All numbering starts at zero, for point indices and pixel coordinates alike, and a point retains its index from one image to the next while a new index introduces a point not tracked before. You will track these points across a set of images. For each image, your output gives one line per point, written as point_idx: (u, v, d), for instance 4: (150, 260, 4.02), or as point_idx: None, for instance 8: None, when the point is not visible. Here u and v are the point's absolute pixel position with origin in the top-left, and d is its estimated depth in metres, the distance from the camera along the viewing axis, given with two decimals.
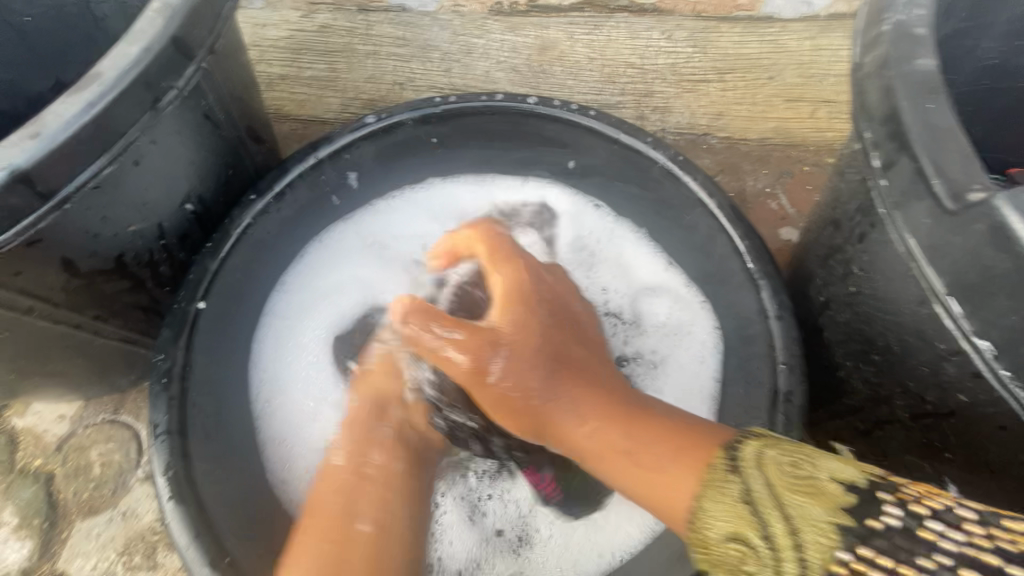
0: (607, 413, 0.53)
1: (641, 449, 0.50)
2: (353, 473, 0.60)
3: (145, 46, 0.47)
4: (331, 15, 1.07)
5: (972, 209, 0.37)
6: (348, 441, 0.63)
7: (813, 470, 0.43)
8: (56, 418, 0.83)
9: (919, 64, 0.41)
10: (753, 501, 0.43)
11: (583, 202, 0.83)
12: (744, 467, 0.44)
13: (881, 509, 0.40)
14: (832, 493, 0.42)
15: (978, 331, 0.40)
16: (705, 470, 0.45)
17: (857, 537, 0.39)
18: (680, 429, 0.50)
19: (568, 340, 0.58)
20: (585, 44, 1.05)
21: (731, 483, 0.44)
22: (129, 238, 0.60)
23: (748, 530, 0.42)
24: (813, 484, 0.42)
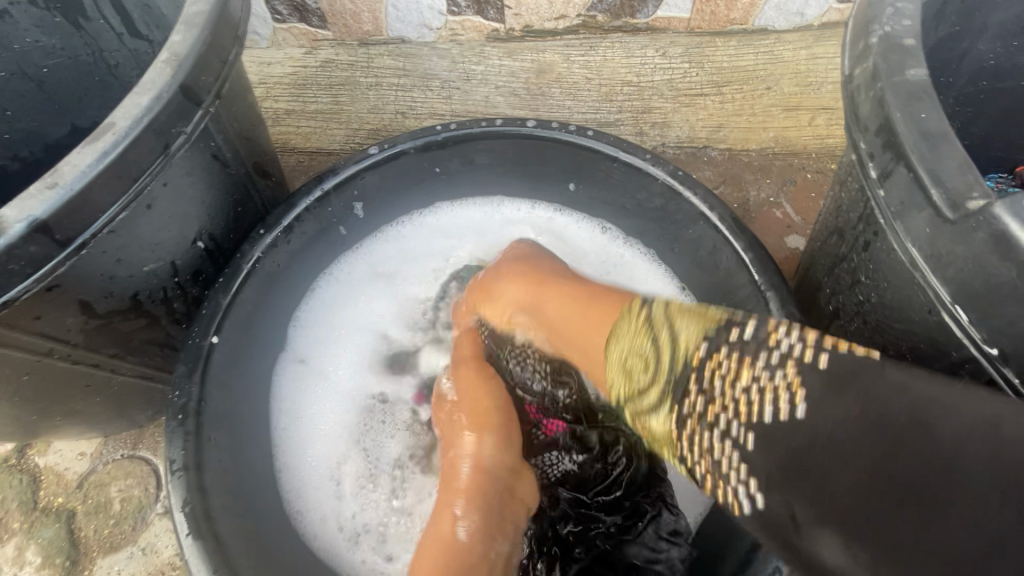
0: (571, 309, 0.58)
1: (587, 321, 0.56)
2: (478, 551, 0.61)
3: (155, 96, 0.49)
4: (333, 49, 1.08)
5: (973, 218, 0.37)
6: (467, 508, 0.62)
7: (684, 314, 0.48)
8: (77, 455, 0.85)
9: (910, 74, 0.42)
10: (653, 328, 0.49)
11: (591, 227, 0.85)
12: (653, 309, 0.50)
13: (735, 330, 0.44)
14: (711, 318, 0.46)
15: (987, 339, 0.38)
16: (622, 313, 0.53)
17: (730, 350, 0.44)
18: (626, 300, 0.55)
19: (562, 274, 0.64)
20: (581, 66, 1.06)
21: (641, 314, 0.51)
22: (143, 277, 0.61)
23: (645, 342, 0.49)
24: (690, 319, 0.47)
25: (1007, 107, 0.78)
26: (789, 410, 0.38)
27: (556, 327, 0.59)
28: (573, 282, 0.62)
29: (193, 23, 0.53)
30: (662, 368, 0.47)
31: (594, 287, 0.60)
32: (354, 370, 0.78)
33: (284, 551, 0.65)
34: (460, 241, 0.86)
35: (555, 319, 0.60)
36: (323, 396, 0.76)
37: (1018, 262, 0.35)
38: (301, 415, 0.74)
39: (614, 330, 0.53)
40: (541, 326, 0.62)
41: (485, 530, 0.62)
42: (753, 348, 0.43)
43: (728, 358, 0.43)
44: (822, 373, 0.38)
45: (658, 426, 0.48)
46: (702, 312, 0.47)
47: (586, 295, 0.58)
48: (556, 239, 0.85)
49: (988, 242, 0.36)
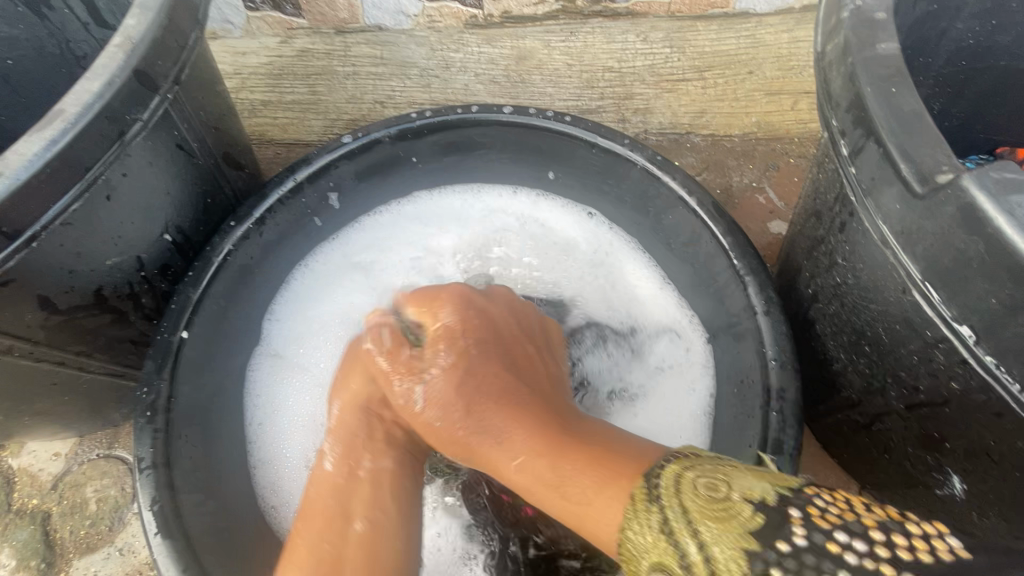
0: (535, 453, 0.53)
1: (551, 467, 0.52)
2: (342, 471, 0.60)
3: (107, 81, 0.48)
4: (309, 39, 1.05)
5: (943, 192, 0.36)
6: (333, 444, 0.61)
7: (728, 487, 0.44)
8: (51, 456, 0.83)
9: (881, 48, 0.41)
10: (672, 537, 0.43)
11: (577, 211, 0.83)
12: (660, 493, 0.45)
13: (785, 532, 0.41)
14: (745, 524, 0.42)
15: (958, 316, 0.38)
16: (626, 496, 0.47)
17: (778, 557, 0.40)
18: (597, 446, 0.52)
19: (516, 400, 0.59)
20: (562, 52, 1.04)
21: (672, 506, 0.44)
22: (106, 272, 0.59)
23: (663, 551, 0.44)
24: (725, 505, 0.43)
25: (986, 87, 0.78)
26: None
27: (503, 461, 0.55)
28: (520, 411, 0.57)
29: (147, 5, 0.51)
30: None
31: (531, 412, 0.57)
32: (330, 363, 0.76)
33: (257, 547, 0.65)
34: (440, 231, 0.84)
35: (494, 443, 0.56)
36: (299, 390, 0.74)
37: (988, 238, 0.34)
38: (276, 410, 0.73)
39: (629, 511, 0.46)
40: (461, 445, 0.59)
41: (353, 454, 0.61)
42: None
43: (785, 574, 0.39)
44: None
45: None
46: (730, 506, 0.43)
47: (538, 434, 0.55)
48: (541, 227, 0.84)
49: (956, 216, 0.35)
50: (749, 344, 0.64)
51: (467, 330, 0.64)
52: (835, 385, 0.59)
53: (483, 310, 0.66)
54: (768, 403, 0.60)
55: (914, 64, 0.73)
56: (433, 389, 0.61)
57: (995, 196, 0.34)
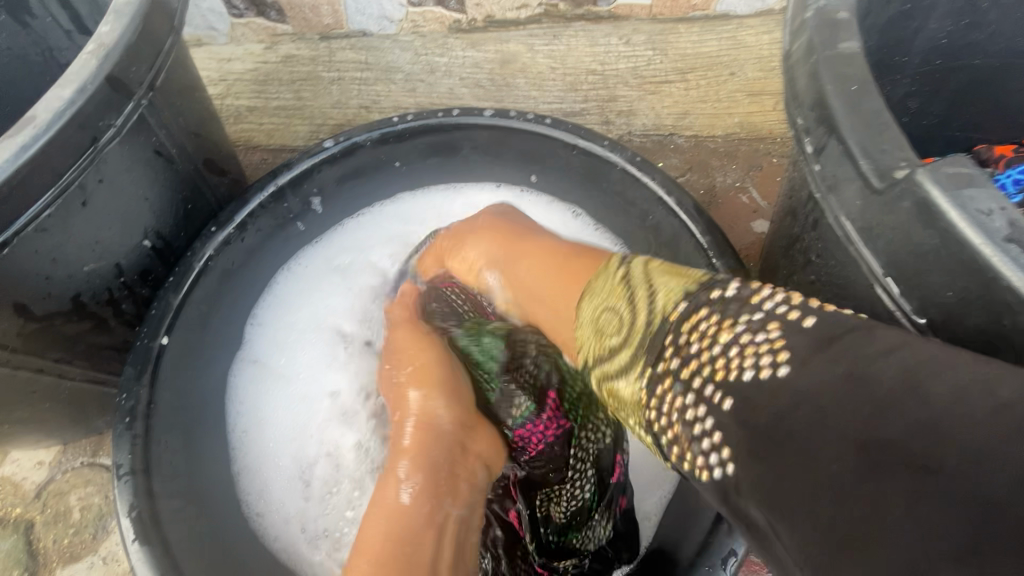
0: (545, 267, 0.60)
1: (553, 280, 0.58)
2: (422, 512, 0.58)
3: (79, 87, 0.48)
4: (294, 44, 1.07)
5: (897, 188, 0.36)
6: (410, 471, 0.60)
7: (678, 274, 0.46)
8: (34, 464, 0.82)
9: (843, 48, 0.41)
10: (626, 283, 0.48)
11: (563, 210, 0.82)
12: (630, 266, 0.50)
13: (717, 287, 0.42)
14: (692, 279, 0.44)
15: (917, 309, 0.38)
16: (599, 274, 0.52)
17: (707, 295, 0.42)
18: (582, 259, 0.57)
19: (553, 243, 0.63)
20: (546, 55, 1.05)
21: (618, 273, 0.50)
22: (84, 278, 0.59)
23: (619, 299, 0.48)
24: (675, 275, 0.46)
25: (962, 85, 0.79)
26: (771, 368, 0.35)
27: (523, 284, 0.62)
28: (539, 237, 0.65)
29: (121, 13, 0.51)
30: (634, 324, 0.45)
31: (568, 247, 0.61)
32: (314, 369, 0.76)
33: (241, 556, 0.64)
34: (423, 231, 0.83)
35: (524, 280, 0.62)
36: (283, 397, 0.74)
37: (941, 231, 0.35)
38: (259, 417, 0.72)
39: (587, 290, 0.53)
40: (505, 286, 0.65)
41: (433, 493, 0.59)
42: (724, 313, 0.40)
43: (678, 339, 0.42)
44: (812, 338, 0.34)
45: (627, 390, 0.45)
46: (684, 274, 0.46)
47: (539, 247, 0.62)
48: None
49: (912, 211, 0.36)
50: None
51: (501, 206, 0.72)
52: None
53: (501, 215, 0.70)
54: None
55: (889, 63, 0.74)
56: (487, 272, 0.67)
57: (947, 190, 0.34)
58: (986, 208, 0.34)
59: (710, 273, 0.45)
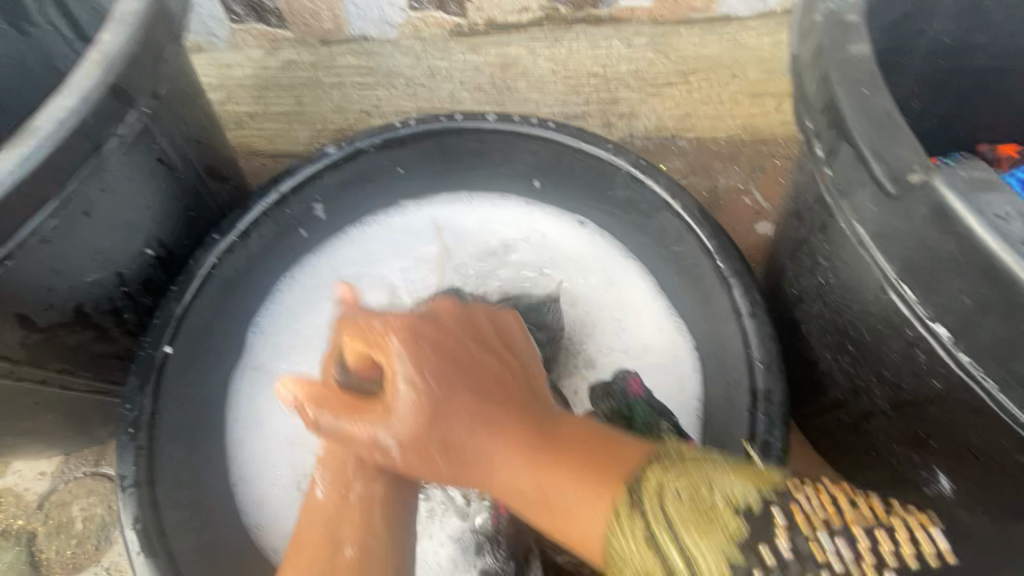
0: (512, 445, 0.50)
1: (531, 468, 0.49)
2: (332, 505, 0.57)
3: (81, 97, 0.47)
4: (294, 50, 1.05)
5: (914, 192, 0.36)
6: (325, 482, 0.59)
7: (708, 491, 0.43)
8: (36, 475, 0.82)
9: (852, 50, 0.41)
10: (655, 541, 0.42)
11: (570, 220, 0.83)
12: (643, 489, 0.44)
13: (773, 546, 0.40)
14: (729, 527, 0.41)
15: (933, 315, 0.38)
16: (613, 510, 0.44)
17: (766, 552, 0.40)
18: (570, 446, 0.49)
19: (487, 388, 0.54)
20: (547, 58, 1.04)
21: (637, 522, 0.43)
22: (87, 288, 0.59)
23: (649, 556, 0.42)
24: (707, 511, 0.42)
25: (965, 86, 0.78)
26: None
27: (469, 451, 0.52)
28: (467, 366, 0.55)
29: (125, 22, 0.51)
30: None
31: (510, 406, 0.53)
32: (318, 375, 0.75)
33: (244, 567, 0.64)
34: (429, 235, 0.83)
35: (482, 440, 0.51)
36: (285, 405, 0.73)
37: (958, 237, 0.34)
38: (261, 426, 0.72)
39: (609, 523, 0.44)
40: (449, 440, 0.53)
41: (343, 498, 0.58)
42: None
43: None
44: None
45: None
46: (711, 511, 0.42)
47: (507, 419, 0.52)
48: (537, 232, 0.83)
49: (928, 216, 0.36)
50: (735, 345, 0.64)
51: (455, 321, 0.59)
52: (821, 384, 0.59)
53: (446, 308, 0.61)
54: (754, 405, 0.60)
55: (892, 64, 0.73)
56: (404, 394, 0.54)
57: (962, 195, 0.34)
58: (1003, 213, 0.34)
59: (754, 506, 0.42)
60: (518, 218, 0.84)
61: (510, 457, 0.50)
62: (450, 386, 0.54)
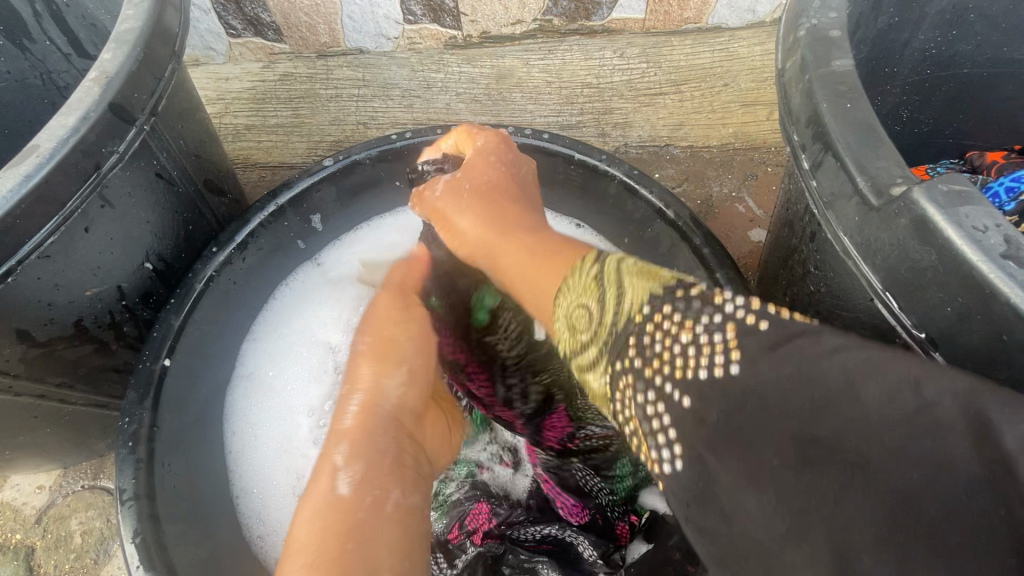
0: (524, 253, 0.52)
1: (540, 253, 0.50)
2: (361, 498, 0.46)
3: (82, 116, 0.48)
4: (292, 62, 1.08)
5: (894, 204, 0.37)
6: (350, 458, 0.50)
7: (612, 278, 0.39)
8: (35, 489, 0.82)
9: (836, 66, 0.42)
10: (568, 318, 0.43)
11: (567, 223, 0.83)
12: (604, 259, 0.41)
13: (666, 296, 0.36)
14: (647, 274, 0.37)
15: (916, 324, 0.39)
16: (575, 267, 0.44)
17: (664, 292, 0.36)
18: (561, 238, 0.52)
19: (517, 215, 0.58)
20: (541, 70, 1.06)
21: (592, 272, 0.41)
22: (86, 303, 0.59)
23: (564, 328, 0.44)
24: (614, 278, 0.39)
25: (951, 94, 0.80)
26: (722, 367, 0.32)
27: (503, 267, 0.54)
28: (495, 190, 0.61)
29: (122, 40, 0.52)
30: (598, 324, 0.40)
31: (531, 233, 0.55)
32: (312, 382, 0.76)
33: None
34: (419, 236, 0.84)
35: (498, 246, 0.55)
36: (279, 414, 0.74)
37: (939, 248, 0.35)
38: (256, 436, 0.72)
39: (565, 283, 0.44)
40: (480, 251, 0.58)
41: (377, 479, 0.48)
42: (649, 316, 0.36)
43: (660, 315, 0.35)
44: (760, 339, 0.31)
45: (596, 386, 0.42)
46: (632, 265, 0.39)
47: (520, 230, 0.56)
48: None
49: (909, 228, 0.36)
50: None
51: (502, 168, 0.64)
52: None
53: (472, 160, 0.65)
54: None
55: (879, 74, 0.75)
56: (461, 226, 0.60)
57: (943, 207, 0.35)
58: (981, 225, 0.34)
59: (645, 289, 0.37)
60: None
61: (518, 237, 0.55)
62: (482, 200, 0.61)
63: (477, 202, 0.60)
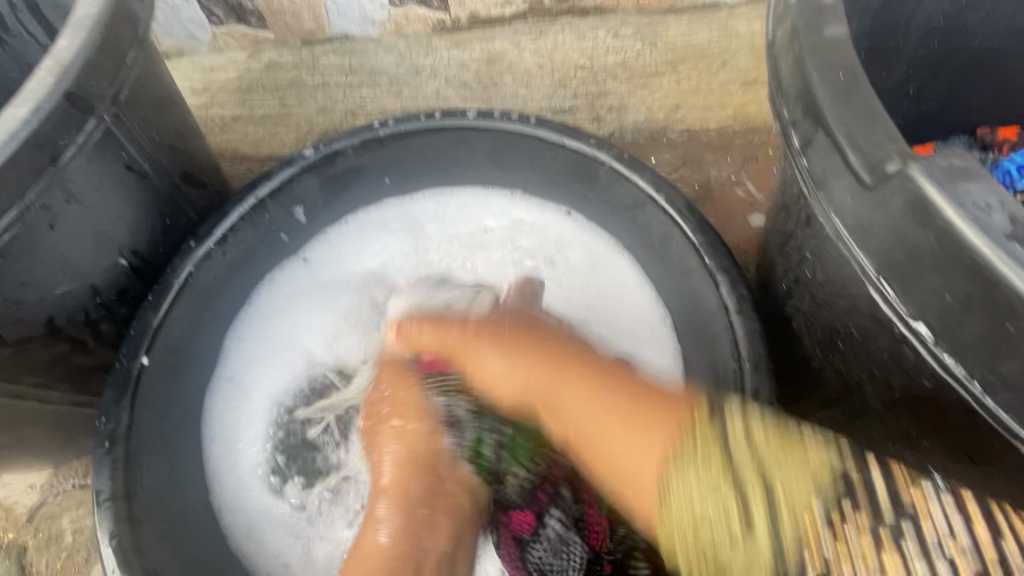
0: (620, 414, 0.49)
1: (614, 421, 0.49)
2: (401, 550, 0.55)
3: (34, 107, 0.46)
4: (277, 51, 1.04)
5: (891, 183, 0.35)
6: (388, 512, 0.56)
7: (798, 436, 0.43)
8: (25, 487, 0.81)
9: (829, 33, 0.39)
10: (756, 474, 0.41)
11: (557, 211, 0.80)
12: (724, 421, 0.44)
13: (868, 488, 0.39)
14: (827, 465, 0.41)
15: (915, 314, 0.37)
16: (682, 432, 0.45)
17: (834, 536, 0.38)
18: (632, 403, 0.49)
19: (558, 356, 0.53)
20: (532, 52, 1.03)
21: (711, 432, 0.44)
22: (57, 300, 0.58)
23: (721, 480, 0.42)
24: (792, 442, 0.42)
25: (961, 68, 0.76)
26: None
27: (564, 401, 0.52)
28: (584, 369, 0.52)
29: (79, 26, 0.49)
30: (755, 539, 0.40)
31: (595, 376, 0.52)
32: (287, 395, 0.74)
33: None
34: (402, 227, 0.81)
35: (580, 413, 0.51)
36: (256, 426, 0.72)
37: (936, 231, 0.33)
38: (235, 451, 0.70)
39: (672, 450, 0.45)
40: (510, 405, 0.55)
41: (409, 532, 0.55)
42: (873, 535, 0.38)
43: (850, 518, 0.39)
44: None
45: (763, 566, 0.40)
46: (801, 452, 0.42)
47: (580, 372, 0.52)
48: (519, 226, 0.81)
49: (905, 208, 0.34)
50: (723, 345, 0.62)
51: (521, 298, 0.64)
52: (813, 382, 0.57)
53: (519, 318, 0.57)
54: None
55: (884, 47, 0.71)
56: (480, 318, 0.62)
57: (943, 187, 0.33)
58: (984, 203, 0.33)
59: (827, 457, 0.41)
60: (505, 207, 0.81)
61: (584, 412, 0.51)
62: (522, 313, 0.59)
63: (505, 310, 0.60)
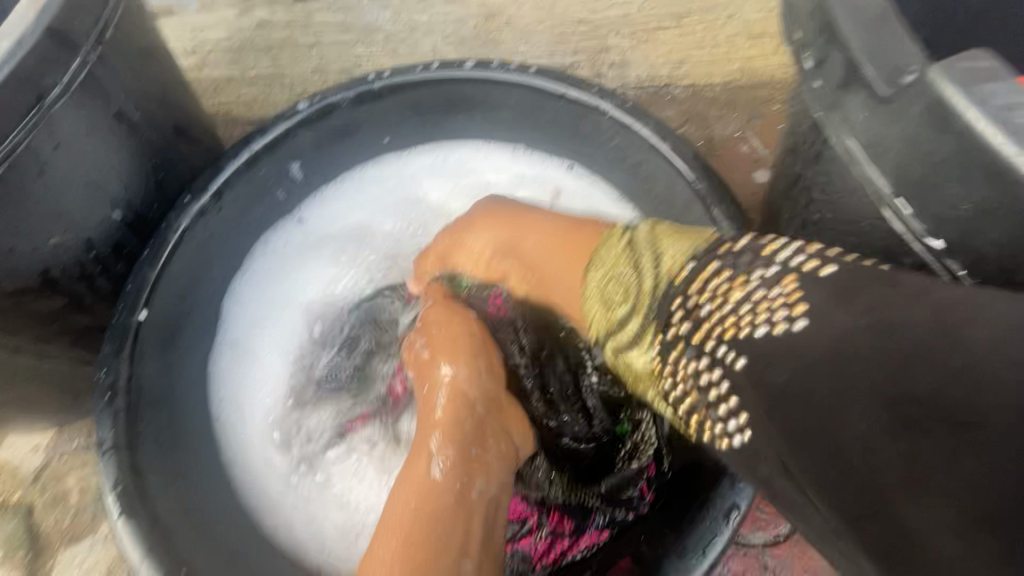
0: (553, 240, 0.57)
1: (566, 253, 0.55)
2: (452, 489, 0.53)
3: (16, 41, 0.46)
4: (268, 10, 1.00)
5: (909, 92, 0.36)
6: (443, 449, 0.55)
7: (652, 246, 0.46)
8: (30, 448, 0.81)
9: None
10: (609, 303, 0.48)
11: (556, 164, 0.78)
12: (603, 254, 0.51)
13: (689, 278, 0.41)
14: (652, 280, 0.44)
15: (931, 229, 0.39)
16: (592, 253, 0.52)
17: (673, 338, 0.41)
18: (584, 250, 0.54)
19: (539, 258, 0.58)
20: (532, 6, 0.99)
21: (593, 292, 0.50)
22: (52, 252, 0.57)
23: (600, 323, 0.49)
24: (633, 261, 0.47)
25: None
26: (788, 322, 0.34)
27: (528, 250, 0.59)
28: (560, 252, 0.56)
29: None
30: (626, 349, 0.46)
31: (560, 255, 0.56)
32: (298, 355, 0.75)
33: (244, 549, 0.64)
34: (393, 183, 0.80)
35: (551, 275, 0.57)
36: (266, 381, 0.73)
37: (959, 134, 0.35)
38: (244, 407, 0.71)
39: (591, 260, 0.52)
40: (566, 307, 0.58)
41: (464, 466, 0.54)
42: (683, 356, 0.40)
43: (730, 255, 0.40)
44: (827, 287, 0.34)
45: (639, 362, 0.45)
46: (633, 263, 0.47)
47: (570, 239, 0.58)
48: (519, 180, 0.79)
49: (926, 116, 0.36)
50: None
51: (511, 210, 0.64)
52: None
53: (511, 210, 0.64)
54: None
55: None
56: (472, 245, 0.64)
57: (963, 89, 0.34)
58: (1012, 103, 0.33)
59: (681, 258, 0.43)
60: (504, 160, 0.79)
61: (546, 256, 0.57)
62: (536, 229, 0.60)
63: (485, 231, 0.63)
